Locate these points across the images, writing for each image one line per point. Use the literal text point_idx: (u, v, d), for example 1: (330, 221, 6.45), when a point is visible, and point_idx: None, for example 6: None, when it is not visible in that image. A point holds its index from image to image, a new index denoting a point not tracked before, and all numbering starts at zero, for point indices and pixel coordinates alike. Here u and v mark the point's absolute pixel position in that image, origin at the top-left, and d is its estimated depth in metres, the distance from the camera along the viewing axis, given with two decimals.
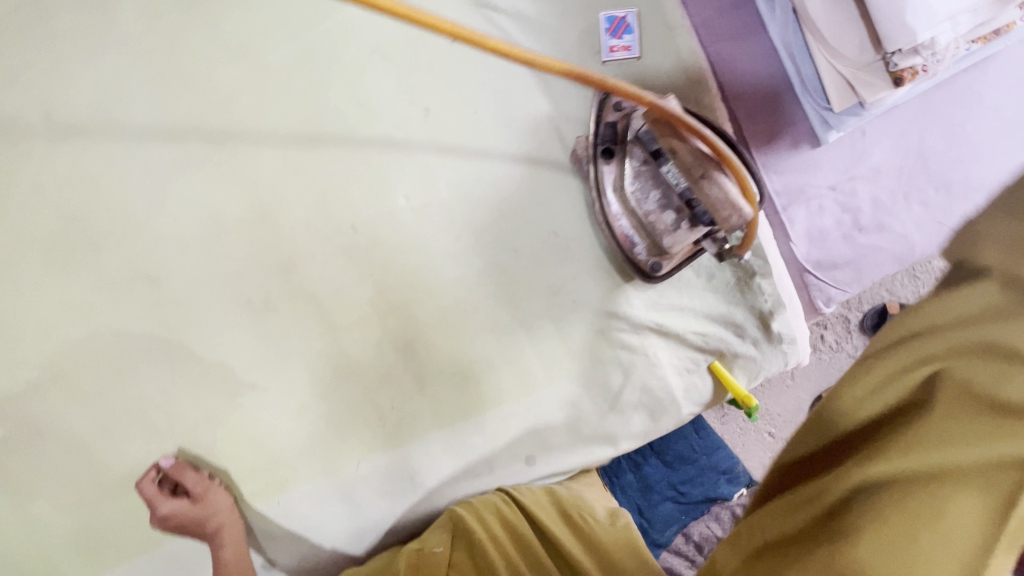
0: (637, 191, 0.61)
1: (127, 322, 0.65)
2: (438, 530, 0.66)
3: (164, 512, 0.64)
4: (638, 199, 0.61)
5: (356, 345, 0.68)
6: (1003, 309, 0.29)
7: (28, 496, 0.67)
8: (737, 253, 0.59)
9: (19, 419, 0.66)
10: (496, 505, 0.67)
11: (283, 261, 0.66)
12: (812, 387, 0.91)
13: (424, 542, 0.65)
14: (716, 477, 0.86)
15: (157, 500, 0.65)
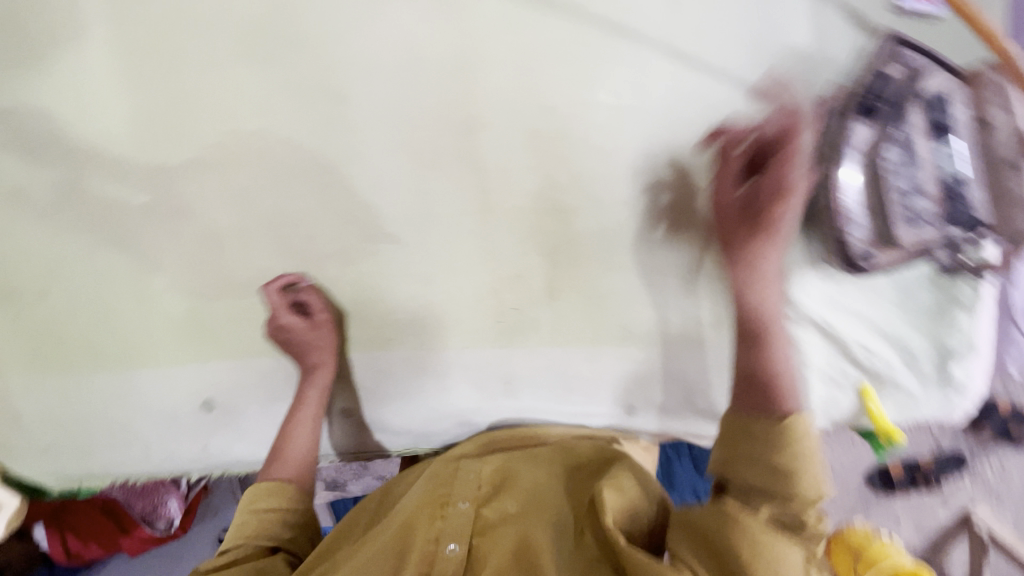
0: (894, 165, 0.57)
1: (297, 132, 0.63)
2: (465, 484, 0.64)
3: (282, 323, 0.67)
4: (894, 173, 0.57)
5: (503, 233, 0.64)
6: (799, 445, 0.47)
7: (157, 269, 0.69)
8: (973, 272, 0.59)
9: (169, 191, 0.67)
10: (521, 438, 0.70)
11: (464, 121, 0.61)
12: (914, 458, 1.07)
13: (450, 493, 0.63)
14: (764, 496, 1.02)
15: (281, 311, 0.67)
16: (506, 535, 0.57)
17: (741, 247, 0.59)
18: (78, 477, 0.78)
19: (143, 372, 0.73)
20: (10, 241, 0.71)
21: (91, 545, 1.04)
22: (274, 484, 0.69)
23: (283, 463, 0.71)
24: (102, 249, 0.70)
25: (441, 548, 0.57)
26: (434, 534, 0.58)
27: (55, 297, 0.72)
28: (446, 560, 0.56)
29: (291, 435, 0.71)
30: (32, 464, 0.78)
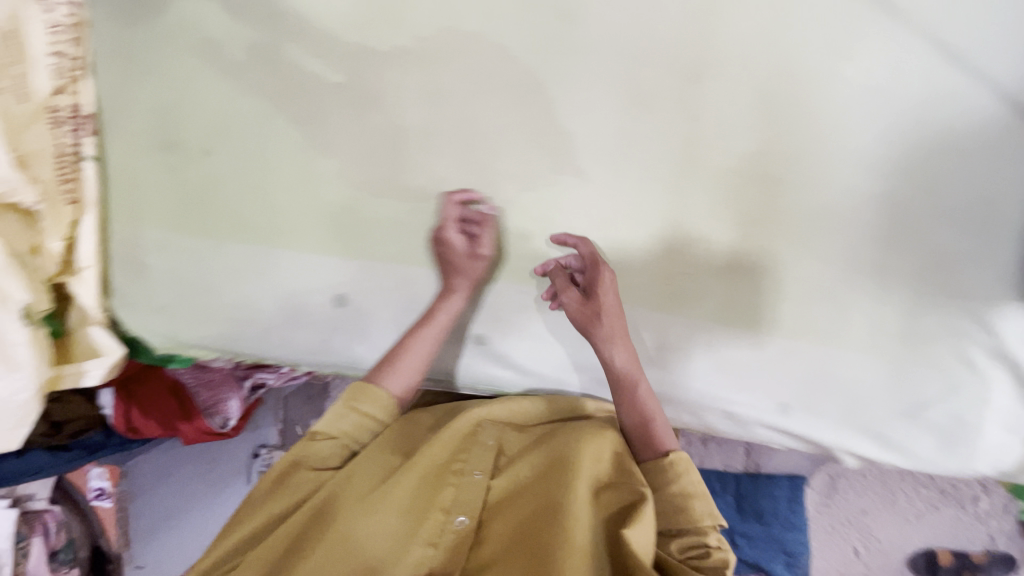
0: None
1: (514, 41, 0.61)
2: (479, 454, 0.73)
3: (444, 237, 0.65)
4: None
5: (700, 192, 0.60)
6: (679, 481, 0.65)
7: (330, 152, 0.68)
8: None
9: (365, 78, 0.65)
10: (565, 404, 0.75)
11: (694, 67, 0.58)
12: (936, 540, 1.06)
13: (463, 461, 0.72)
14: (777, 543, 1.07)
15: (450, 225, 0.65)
16: (510, 507, 0.68)
17: (609, 355, 0.63)
18: (187, 342, 0.77)
19: (284, 253, 0.72)
20: (188, 93, 0.71)
21: (150, 421, 1.02)
22: (377, 393, 0.71)
23: (394, 377, 0.71)
24: (279, 120, 0.69)
25: (451, 521, 0.67)
26: (444, 510, 0.68)
27: (217, 159, 0.71)
28: (455, 532, 0.67)
29: (405, 352, 0.69)
30: (145, 320, 0.76)
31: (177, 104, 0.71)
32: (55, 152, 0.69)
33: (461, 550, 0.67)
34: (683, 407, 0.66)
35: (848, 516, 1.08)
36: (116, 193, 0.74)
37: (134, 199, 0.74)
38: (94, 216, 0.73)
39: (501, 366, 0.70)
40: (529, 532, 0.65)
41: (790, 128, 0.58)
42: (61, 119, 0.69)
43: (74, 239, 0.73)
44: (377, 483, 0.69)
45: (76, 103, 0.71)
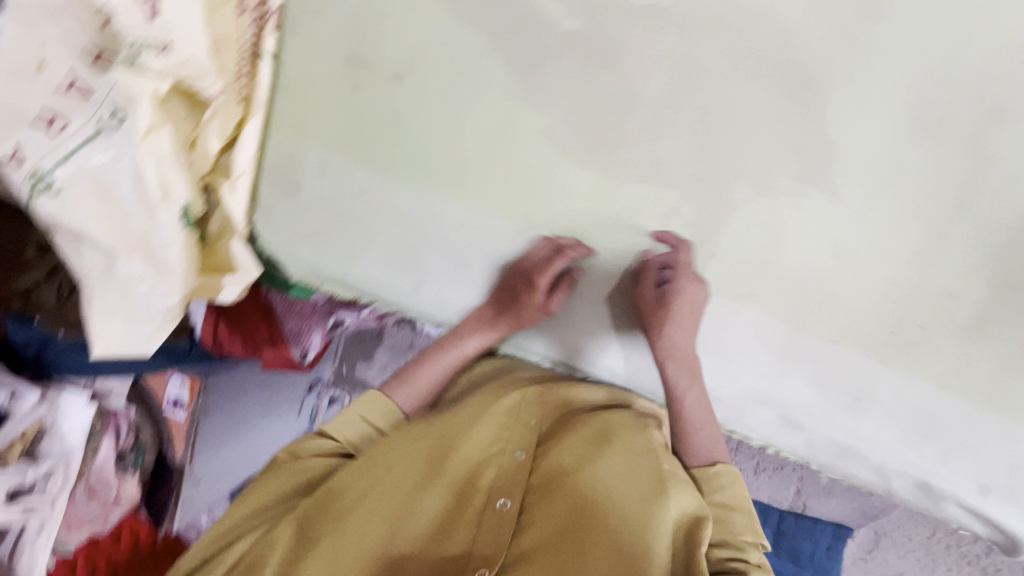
0: None
1: (802, 27, 0.53)
2: (513, 437, 0.78)
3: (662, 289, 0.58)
4: None
5: (959, 241, 0.55)
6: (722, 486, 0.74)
7: (540, 106, 0.61)
8: None
9: (607, 32, 0.58)
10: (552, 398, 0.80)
11: (999, 103, 0.52)
12: None
13: (482, 470, 0.74)
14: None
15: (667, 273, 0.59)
16: (541, 503, 0.72)
17: (669, 375, 0.61)
18: (326, 276, 0.71)
19: (460, 204, 0.65)
20: (394, 7, 0.63)
21: (234, 340, 0.96)
22: (384, 404, 0.80)
23: (401, 395, 0.82)
24: (492, 59, 0.61)
25: (495, 505, 0.72)
26: (483, 496, 0.72)
27: (409, 87, 0.64)
28: (498, 512, 0.71)
29: (447, 349, 0.80)
30: (285, 243, 0.69)
31: (376, 16, 0.63)
32: (238, 41, 0.63)
33: (503, 532, 0.70)
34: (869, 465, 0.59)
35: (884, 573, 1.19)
36: (281, 97, 0.66)
37: (299, 108, 0.66)
38: (261, 120, 0.66)
39: (621, 360, 0.67)
40: (574, 528, 0.68)
41: None
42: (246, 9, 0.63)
43: (236, 142, 0.66)
44: (421, 481, 0.72)
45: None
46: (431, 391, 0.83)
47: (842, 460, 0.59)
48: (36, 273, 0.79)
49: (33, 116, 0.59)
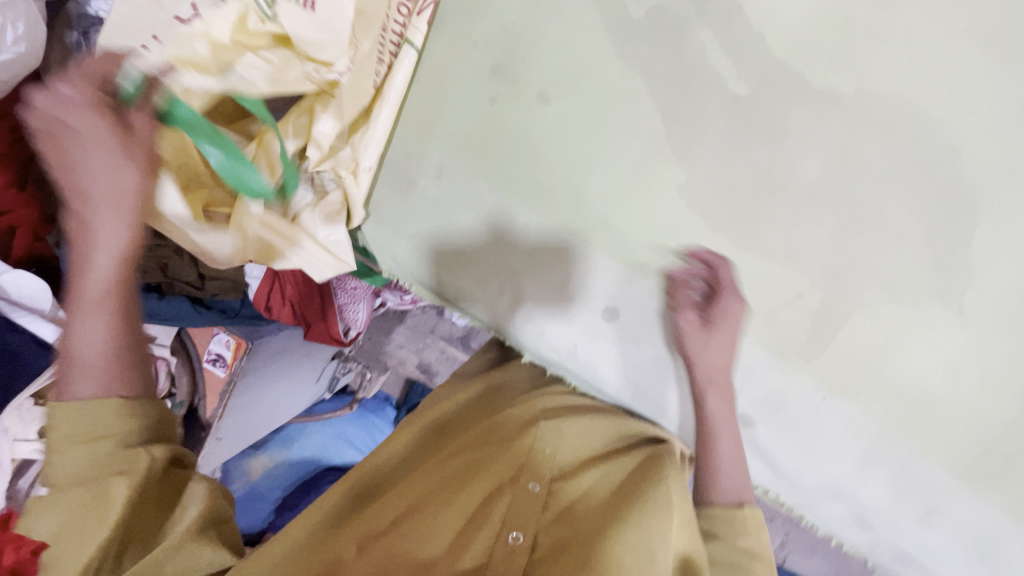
0: None
1: (972, 147, 0.53)
2: (536, 457, 0.66)
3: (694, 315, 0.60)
4: None
5: None
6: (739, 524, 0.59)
7: (684, 161, 0.59)
8: None
9: (773, 105, 0.56)
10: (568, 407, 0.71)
11: None
12: None
13: (497, 498, 0.63)
14: None
15: (688, 301, 0.60)
16: (552, 533, 0.61)
17: (711, 405, 0.60)
18: (422, 283, 0.69)
19: (573, 238, 0.64)
20: (553, 25, 0.60)
21: (285, 308, 0.94)
22: (75, 408, 0.45)
23: (76, 373, 0.45)
24: (645, 102, 0.59)
25: (509, 538, 0.60)
26: (494, 527, 0.61)
27: (550, 110, 0.62)
28: (510, 547, 0.59)
29: (80, 244, 0.45)
30: (393, 240, 0.69)
31: (533, 31, 0.61)
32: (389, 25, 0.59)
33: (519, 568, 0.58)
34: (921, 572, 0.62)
35: None
36: (414, 90, 0.65)
37: (430, 106, 0.64)
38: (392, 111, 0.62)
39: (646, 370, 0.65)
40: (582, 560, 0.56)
41: None
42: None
43: (365, 130, 0.62)
44: (423, 509, 0.60)
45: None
46: (112, 331, 0.46)
47: (897, 561, 0.62)
48: None
49: (141, 40, 0.54)
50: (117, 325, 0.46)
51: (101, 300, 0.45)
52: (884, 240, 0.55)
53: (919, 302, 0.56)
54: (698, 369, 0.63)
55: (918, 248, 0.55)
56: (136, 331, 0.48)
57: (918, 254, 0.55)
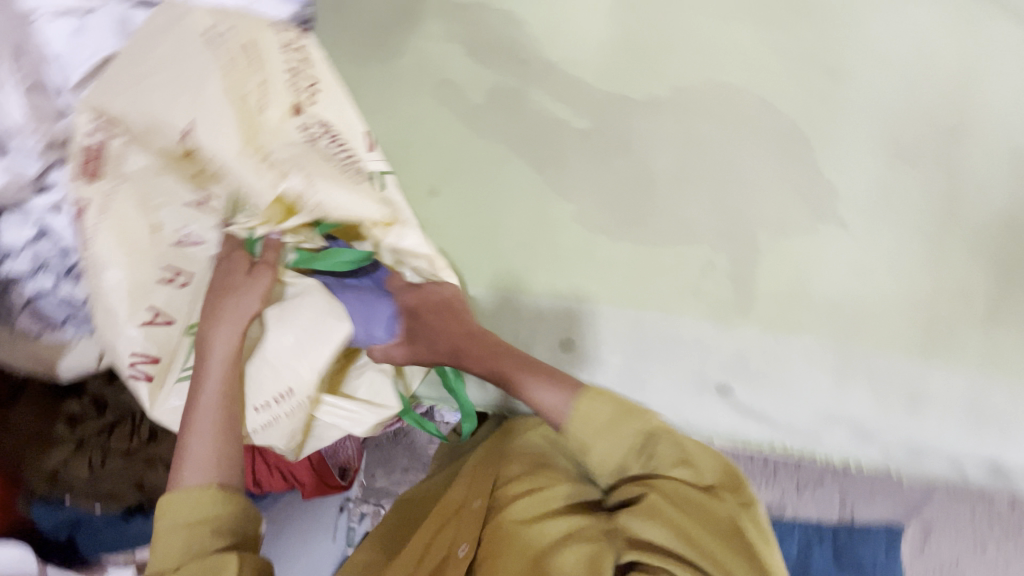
0: None
1: (779, 95, 0.63)
2: (475, 479, 0.66)
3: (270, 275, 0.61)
4: None
5: (963, 241, 0.62)
6: (706, 477, 0.52)
7: (569, 195, 0.67)
8: None
9: (615, 126, 0.66)
10: (486, 451, 0.69)
11: (954, 126, 0.62)
12: None
13: (457, 538, 0.61)
14: None
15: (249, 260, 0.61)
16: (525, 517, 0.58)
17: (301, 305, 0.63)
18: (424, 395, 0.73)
19: (504, 297, 0.68)
20: (416, 130, 0.68)
21: (275, 476, 0.90)
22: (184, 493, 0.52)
23: (183, 469, 0.54)
24: (517, 162, 0.67)
25: (454, 554, 0.59)
26: (446, 551, 0.60)
27: (443, 200, 0.68)
28: (457, 561, 0.58)
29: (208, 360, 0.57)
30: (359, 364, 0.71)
31: (403, 140, 0.68)
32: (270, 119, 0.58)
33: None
34: (946, 457, 0.63)
35: (942, 566, 1.26)
36: None
37: None
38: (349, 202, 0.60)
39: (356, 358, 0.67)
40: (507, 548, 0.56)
41: None
42: (298, 121, 0.60)
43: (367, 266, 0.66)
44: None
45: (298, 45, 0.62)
46: (217, 446, 0.55)
47: (918, 458, 0.63)
48: (65, 451, 0.74)
49: (155, 279, 0.62)
50: (214, 459, 0.54)
51: (222, 410, 0.56)
52: (753, 191, 0.64)
53: (804, 227, 0.63)
54: (663, 366, 0.66)
55: (783, 190, 0.63)
56: (235, 436, 0.56)
57: (784, 192, 0.63)
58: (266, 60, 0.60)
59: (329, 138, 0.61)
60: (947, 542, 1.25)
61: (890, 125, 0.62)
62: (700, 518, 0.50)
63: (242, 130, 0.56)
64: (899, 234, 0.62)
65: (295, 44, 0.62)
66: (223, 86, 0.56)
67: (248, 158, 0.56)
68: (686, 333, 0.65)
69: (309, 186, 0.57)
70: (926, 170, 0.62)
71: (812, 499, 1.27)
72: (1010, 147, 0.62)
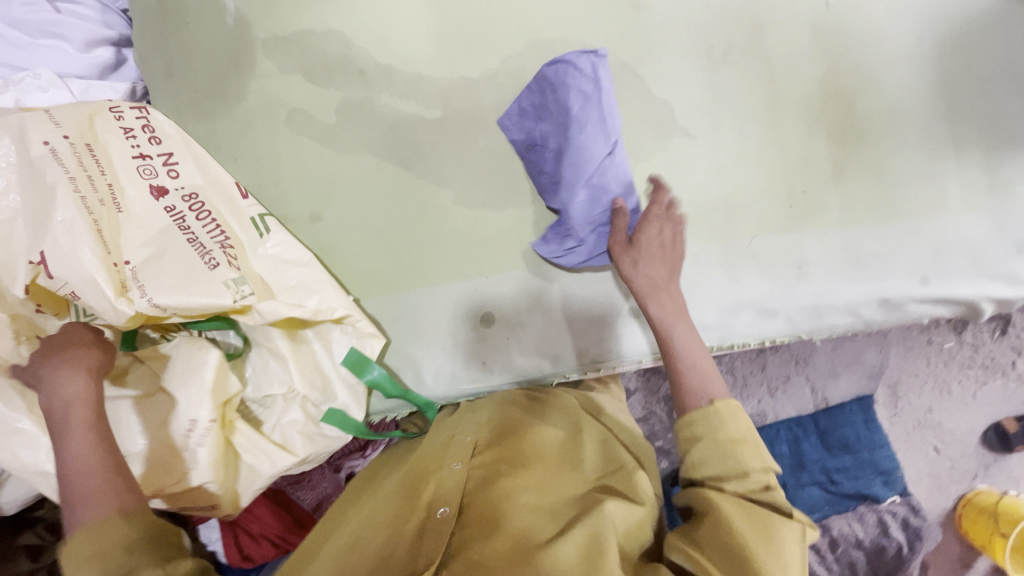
0: None
1: (596, 37, 0.69)
2: (459, 444, 0.65)
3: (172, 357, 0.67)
4: None
5: (794, 115, 0.68)
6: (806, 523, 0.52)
7: (444, 182, 0.70)
8: None
9: (464, 107, 0.69)
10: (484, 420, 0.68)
11: (753, 20, 0.69)
12: (989, 411, 1.34)
13: (432, 495, 0.60)
14: (872, 474, 1.27)
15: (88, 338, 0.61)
16: (517, 483, 0.59)
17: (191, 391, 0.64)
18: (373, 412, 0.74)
19: (414, 294, 0.71)
20: (282, 165, 0.70)
21: (261, 544, 0.94)
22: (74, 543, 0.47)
23: (85, 505, 0.49)
24: (386, 166, 0.70)
25: (434, 513, 0.58)
26: (428, 504, 0.59)
27: (329, 223, 0.70)
28: (439, 521, 0.57)
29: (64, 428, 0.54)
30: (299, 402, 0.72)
31: (273, 178, 0.70)
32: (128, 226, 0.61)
33: (445, 541, 0.55)
34: (843, 308, 0.69)
35: (917, 419, 1.35)
36: None
37: None
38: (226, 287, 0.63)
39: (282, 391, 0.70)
40: (499, 509, 0.57)
41: (852, 46, 0.68)
42: (165, 203, 0.63)
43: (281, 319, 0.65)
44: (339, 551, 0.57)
45: (146, 123, 0.65)
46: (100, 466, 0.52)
47: (818, 316, 0.69)
48: None
49: None
50: (110, 488, 0.51)
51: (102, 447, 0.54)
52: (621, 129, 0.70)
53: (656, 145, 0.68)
54: (575, 310, 0.71)
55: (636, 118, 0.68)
56: (114, 458, 0.53)
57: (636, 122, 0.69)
58: (111, 155, 0.62)
59: (196, 211, 0.64)
60: (914, 392, 1.35)
61: (700, 35, 0.69)
62: (761, 522, 0.51)
63: (99, 240, 0.58)
64: (738, 127, 0.68)
65: (138, 126, 0.64)
66: (67, 178, 0.58)
67: (106, 272, 0.58)
68: (585, 274, 0.71)
69: (148, 295, 0.60)
70: (742, 65, 0.68)
71: (786, 398, 1.33)
72: (807, 24, 0.69)
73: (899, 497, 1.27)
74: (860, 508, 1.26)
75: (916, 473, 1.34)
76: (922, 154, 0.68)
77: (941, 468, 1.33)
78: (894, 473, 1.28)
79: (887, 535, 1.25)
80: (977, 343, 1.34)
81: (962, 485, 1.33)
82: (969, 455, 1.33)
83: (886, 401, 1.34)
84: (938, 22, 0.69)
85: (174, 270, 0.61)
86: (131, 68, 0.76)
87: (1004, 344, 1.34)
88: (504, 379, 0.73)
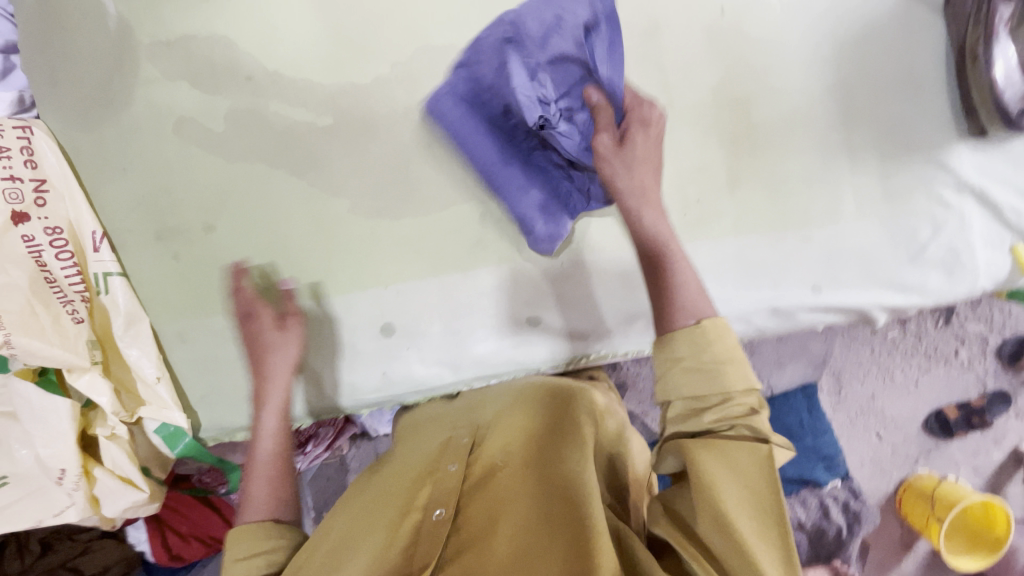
0: None
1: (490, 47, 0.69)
2: (457, 447, 0.64)
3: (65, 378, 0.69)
4: None
5: (689, 123, 0.68)
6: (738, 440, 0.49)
7: (338, 191, 0.69)
8: None
9: (356, 116, 0.68)
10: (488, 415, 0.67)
11: (649, 25, 0.68)
12: (931, 398, 1.36)
13: (429, 499, 0.59)
14: (815, 460, 1.29)
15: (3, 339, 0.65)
16: (512, 482, 0.59)
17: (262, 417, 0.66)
18: (273, 423, 0.73)
19: (310, 306, 0.70)
20: (172, 175, 0.69)
21: (191, 544, 0.96)
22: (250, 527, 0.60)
23: (248, 508, 0.62)
24: (279, 175, 0.69)
25: (429, 516, 0.57)
26: (423, 506, 0.59)
27: (223, 233, 0.69)
28: (432, 526, 0.56)
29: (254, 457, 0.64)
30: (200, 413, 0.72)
31: (163, 188, 0.69)
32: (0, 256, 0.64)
33: (438, 544, 0.54)
34: (736, 317, 0.69)
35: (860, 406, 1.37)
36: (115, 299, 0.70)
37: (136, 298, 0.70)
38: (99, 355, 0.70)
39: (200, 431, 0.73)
40: (494, 508, 0.56)
41: (745, 52, 0.68)
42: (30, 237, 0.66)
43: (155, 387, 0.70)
44: (344, 539, 0.58)
45: (28, 146, 0.66)
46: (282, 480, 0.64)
47: None
48: None
49: None
50: (272, 482, 0.63)
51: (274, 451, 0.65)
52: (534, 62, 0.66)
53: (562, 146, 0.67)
54: (475, 319, 0.71)
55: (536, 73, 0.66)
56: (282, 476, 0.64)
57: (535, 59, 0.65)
58: None
59: (56, 248, 0.67)
60: (858, 380, 1.37)
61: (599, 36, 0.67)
62: (742, 468, 0.48)
63: None
64: None
65: (17, 147, 0.65)
66: None
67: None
68: (483, 283, 0.71)
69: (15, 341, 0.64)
70: (637, 71, 0.67)
71: None
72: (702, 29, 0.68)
73: (842, 481, 1.29)
74: (803, 493, 1.28)
75: (859, 458, 1.38)
76: (815, 162, 0.68)
77: (882, 453, 1.37)
78: (835, 458, 1.31)
79: (827, 517, 1.27)
80: (919, 332, 1.37)
81: (903, 470, 1.37)
82: (910, 442, 1.37)
83: (834, 388, 1.37)
84: (833, 30, 0.69)
85: (19, 302, 0.65)
86: (18, 75, 0.69)
87: (945, 333, 1.36)
88: (407, 388, 0.73)
